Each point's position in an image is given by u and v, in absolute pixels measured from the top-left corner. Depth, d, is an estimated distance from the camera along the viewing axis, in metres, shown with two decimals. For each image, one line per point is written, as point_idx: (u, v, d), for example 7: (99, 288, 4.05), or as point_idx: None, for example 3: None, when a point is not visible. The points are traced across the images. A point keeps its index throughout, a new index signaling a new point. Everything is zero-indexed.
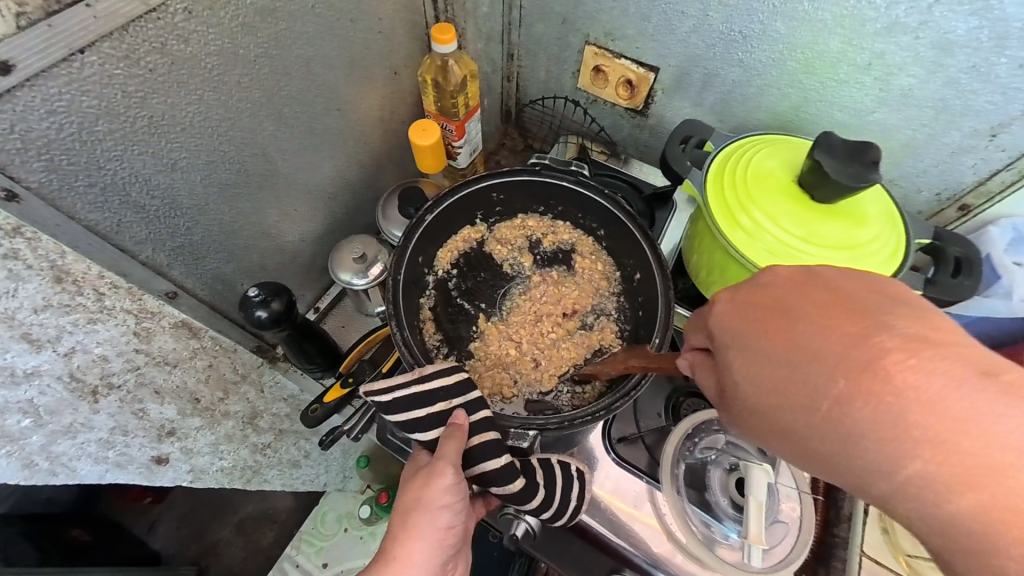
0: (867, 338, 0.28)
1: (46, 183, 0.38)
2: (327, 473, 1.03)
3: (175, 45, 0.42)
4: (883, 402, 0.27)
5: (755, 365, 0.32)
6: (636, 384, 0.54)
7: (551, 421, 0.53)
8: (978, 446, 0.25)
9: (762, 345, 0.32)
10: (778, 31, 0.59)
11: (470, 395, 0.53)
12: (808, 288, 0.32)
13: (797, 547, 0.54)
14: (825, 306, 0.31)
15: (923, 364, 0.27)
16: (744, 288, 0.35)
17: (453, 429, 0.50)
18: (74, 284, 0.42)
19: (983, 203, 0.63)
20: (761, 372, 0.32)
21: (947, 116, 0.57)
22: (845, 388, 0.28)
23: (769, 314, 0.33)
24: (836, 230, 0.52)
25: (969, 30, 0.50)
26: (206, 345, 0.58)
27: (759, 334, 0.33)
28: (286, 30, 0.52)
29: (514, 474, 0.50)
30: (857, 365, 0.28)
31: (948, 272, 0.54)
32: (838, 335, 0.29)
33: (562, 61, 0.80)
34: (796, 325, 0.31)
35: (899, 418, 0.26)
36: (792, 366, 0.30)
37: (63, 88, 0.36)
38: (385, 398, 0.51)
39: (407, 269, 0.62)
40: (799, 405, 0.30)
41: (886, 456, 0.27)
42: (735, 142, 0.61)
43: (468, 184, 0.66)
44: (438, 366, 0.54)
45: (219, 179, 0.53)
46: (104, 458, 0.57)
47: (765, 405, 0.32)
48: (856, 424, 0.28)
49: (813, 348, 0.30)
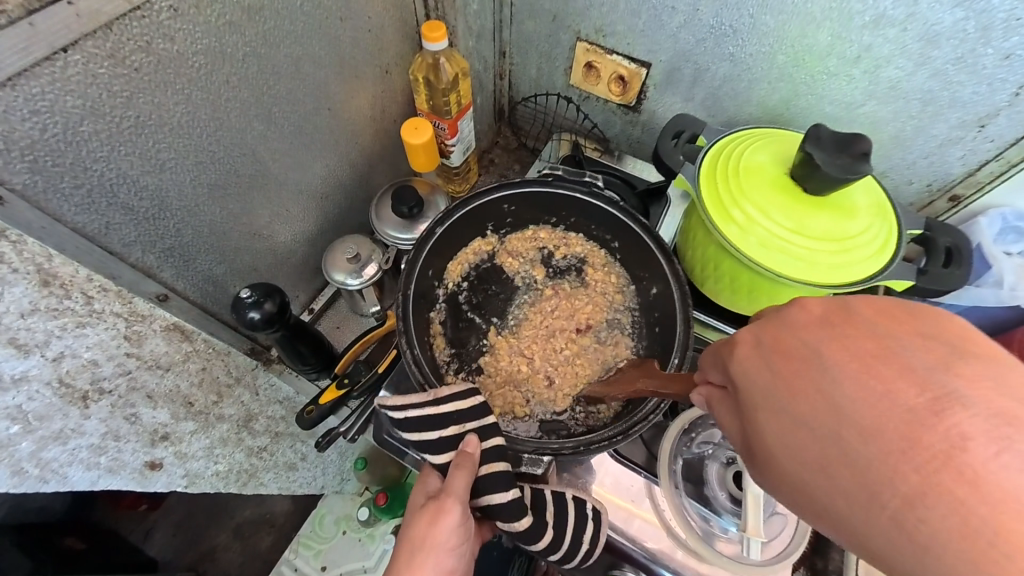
0: (934, 416, 0.21)
1: (30, 185, 0.38)
2: (324, 475, 1.02)
3: (161, 43, 0.41)
4: (966, 509, 0.20)
5: (788, 434, 0.26)
6: (648, 415, 0.52)
7: (567, 445, 0.53)
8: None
9: (794, 409, 0.26)
10: (767, 25, 0.59)
11: (485, 420, 0.52)
12: (852, 337, 0.25)
13: (795, 541, 0.54)
14: (875, 363, 0.24)
15: (1017, 457, 0.20)
16: (769, 329, 0.30)
17: (461, 459, 0.50)
18: (62, 287, 0.41)
19: (973, 193, 0.63)
20: (797, 444, 0.25)
21: (934, 108, 0.58)
22: (911, 483, 0.21)
23: (803, 368, 0.26)
24: (827, 222, 0.52)
25: (955, 22, 0.50)
26: (198, 348, 0.58)
27: (788, 394, 0.26)
28: (274, 28, 0.51)
29: (520, 512, 0.50)
30: (922, 454, 0.21)
31: (938, 263, 0.55)
32: (898, 407, 0.22)
33: (553, 58, 0.80)
34: (835, 388, 0.24)
35: (989, 533, 0.19)
36: (837, 444, 0.24)
37: (46, 88, 0.36)
38: (398, 414, 0.51)
39: (417, 283, 0.61)
40: (849, 494, 0.23)
41: None
42: (722, 138, 0.61)
43: (480, 195, 0.64)
44: (455, 388, 0.53)
45: (208, 180, 0.52)
46: (96, 465, 0.56)
47: (802, 485, 0.25)
48: (928, 533, 0.21)
49: (863, 422, 0.23)
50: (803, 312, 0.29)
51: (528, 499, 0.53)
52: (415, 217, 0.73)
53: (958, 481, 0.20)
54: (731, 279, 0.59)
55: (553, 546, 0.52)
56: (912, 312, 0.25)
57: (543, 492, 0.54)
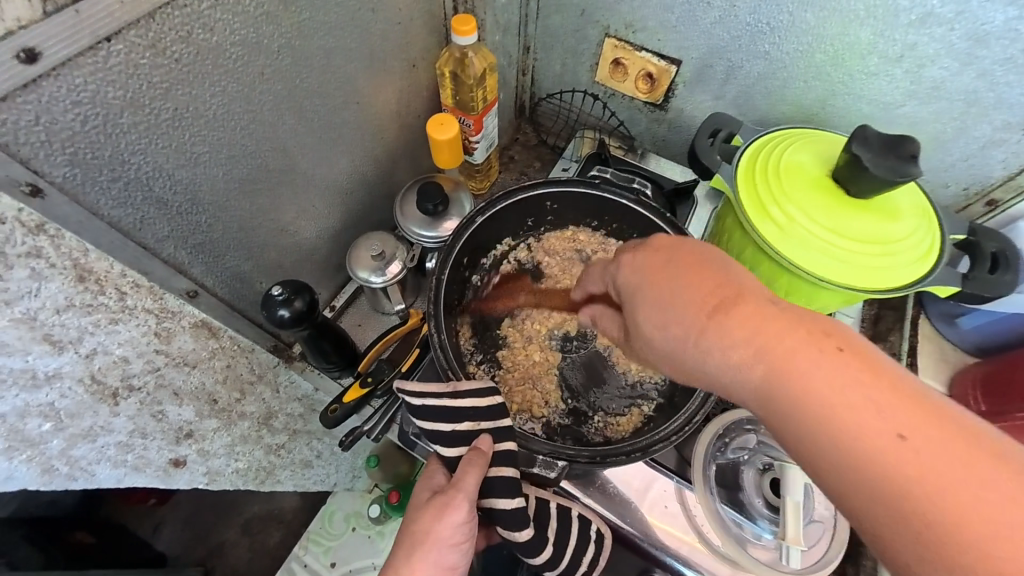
0: (722, 288, 0.37)
1: (70, 178, 0.36)
2: (337, 473, 1.01)
3: (201, 34, 0.40)
4: (732, 328, 0.35)
5: (646, 309, 0.39)
6: (668, 438, 0.51)
7: (584, 453, 0.51)
8: (812, 385, 0.32)
9: (657, 293, 0.39)
10: (807, 22, 0.58)
11: (500, 422, 0.52)
12: (694, 253, 0.39)
13: (833, 546, 0.54)
14: (699, 264, 0.38)
15: (758, 309, 0.35)
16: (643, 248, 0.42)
17: (473, 455, 0.49)
18: (96, 283, 0.40)
19: (1011, 198, 0.63)
20: (656, 319, 0.38)
21: (978, 110, 0.57)
22: (704, 321, 0.36)
23: (656, 266, 0.40)
24: (868, 224, 0.51)
25: (1006, 21, 0.49)
26: (225, 346, 0.57)
27: (655, 286, 0.39)
28: (308, 19, 0.50)
29: (521, 523, 0.49)
30: (714, 305, 0.36)
31: (984, 269, 0.54)
32: (700, 283, 0.37)
33: (579, 54, 0.79)
34: (678, 278, 0.38)
35: (741, 342, 0.35)
36: (668, 305, 0.38)
37: (88, 78, 0.35)
38: (415, 401, 0.51)
39: (451, 270, 0.61)
40: (678, 330, 0.37)
41: (728, 364, 0.35)
42: (774, 131, 0.60)
43: (525, 189, 0.63)
44: (474, 384, 0.52)
45: (239, 174, 0.51)
46: (122, 462, 0.56)
47: (647, 332, 0.39)
48: (722, 357, 0.35)
49: (682, 292, 0.37)
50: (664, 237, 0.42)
51: (533, 510, 0.52)
52: (439, 215, 0.71)
53: (731, 314, 0.35)
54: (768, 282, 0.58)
55: (552, 563, 0.52)
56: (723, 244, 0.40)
57: (549, 504, 0.53)
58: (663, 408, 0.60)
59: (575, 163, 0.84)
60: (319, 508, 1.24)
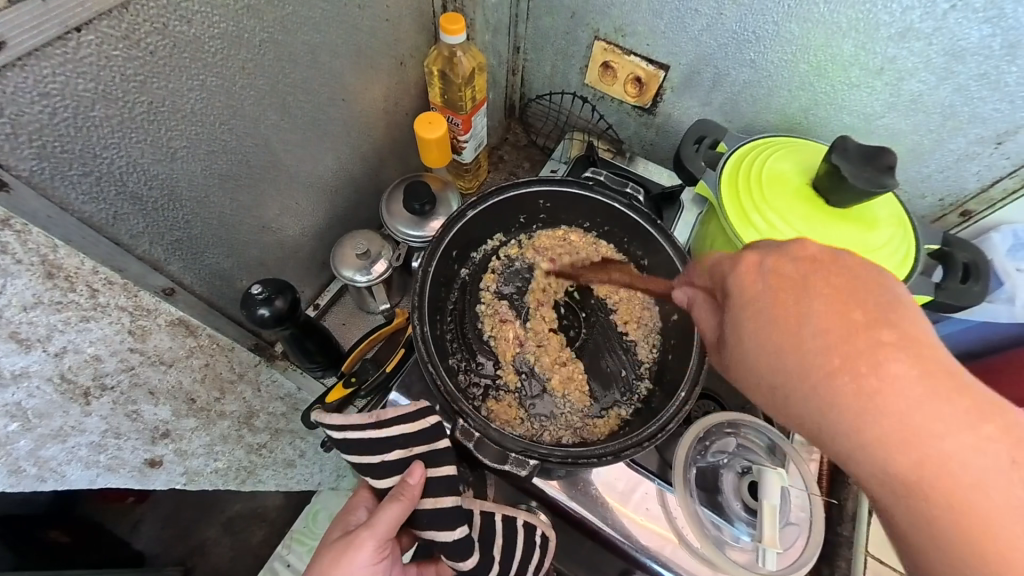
0: (862, 328, 0.30)
1: (38, 172, 0.36)
2: (321, 472, 0.96)
3: (178, 26, 0.39)
4: (862, 386, 0.29)
5: (755, 332, 0.33)
6: (642, 442, 0.52)
7: (556, 453, 0.52)
8: (926, 433, 0.28)
9: (775, 314, 0.33)
10: (791, 32, 0.58)
11: (434, 444, 0.52)
12: (837, 271, 0.33)
13: (808, 549, 0.55)
14: (843, 293, 0.31)
15: (902, 362, 0.29)
16: (771, 254, 0.35)
17: (399, 491, 0.50)
18: (66, 280, 0.39)
19: (985, 209, 0.64)
20: (761, 345, 0.33)
21: (954, 123, 0.58)
22: (833, 365, 0.30)
23: (784, 285, 0.33)
24: (846, 234, 0.53)
25: (981, 38, 0.51)
26: (203, 343, 0.56)
27: (770, 303, 0.33)
28: (292, 14, 0.49)
29: (466, 554, 0.51)
30: (848, 352, 0.30)
31: (957, 278, 0.55)
32: (841, 319, 0.31)
33: (569, 56, 0.79)
34: (807, 305, 0.32)
35: (867, 398, 0.29)
36: (794, 336, 0.31)
37: (56, 69, 0.34)
38: (337, 435, 0.50)
39: (439, 264, 0.61)
40: (795, 369, 0.31)
41: (846, 422, 0.30)
42: (762, 138, 0.61)
43: (519, 187, 0.64)
44: (401, 412, 0.52)
45: (220, 170, 0.50)
46: (94, 463, 0.55)
47: (756, 359, 0.33)
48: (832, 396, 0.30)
49: (815, 323, 0.31)
50: (806, 249, 0.35)
51: (478, 521, 0.53)
52: (427, 214, 0.70)
53: (863, 365, 0.29)
54: None
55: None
56: (874, 269, 0.33)
57: (494, 518, 0.54)
58: (641, 412, 0.61)
59: (564, 164, 0.85)
60: (303, 506, 1.22)
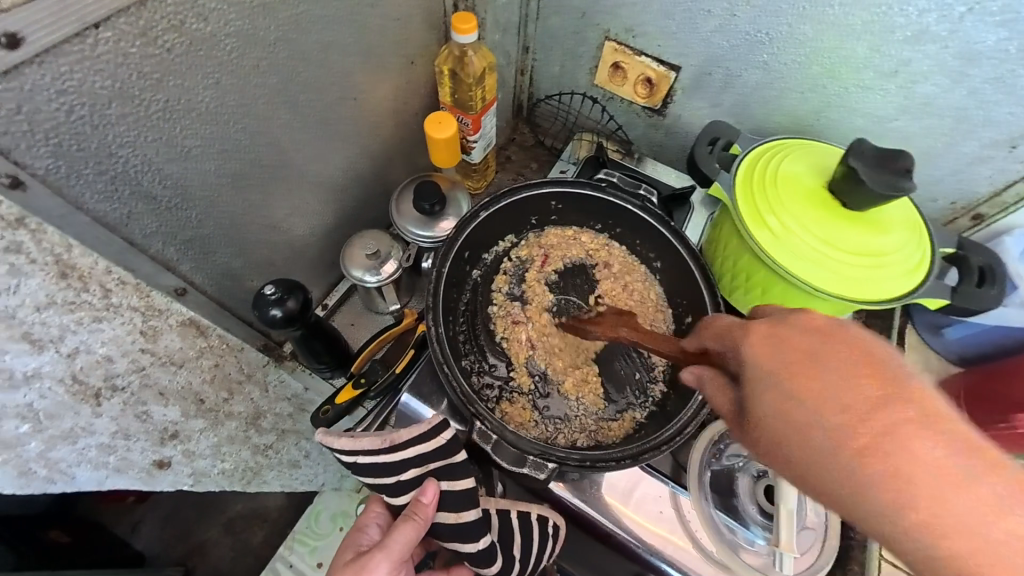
0: (886, 406, 0.28)
1: (53, 171, 0.35)
2: (325, 473, 0.95)
3: (194, 23, 0.39)
4: (896, 472, 0.27)
5: (777, 410, 0.31)
6: (659, 446, 0.52)
7: (573, 456, 0.52)
8: (971, 519, 0.26)
9: (797, 393, 0.30)
10: (804, 34, 0.58)
11: (451, 460, 0.51)
12: (849, 344, 0.31)
13: (823, 554, 0.55)
14: (860, 367, 0.30)
15: (927, 442, 0.27)
16: (784, 328, 0.33)
17: (415, 510, 0.51)
18: (79, 280, 0.38)
19: (996, 213, 0.64)
20: (785, 426, 0.30)
21: (967, 126, 0.58)
22: (863, 449, 0.28)
23: (801, 361, 0.31)
24: (863, 236, 0.52)
25: (997, 41, 0.50)
26: (213, 344, 0.55)
27: (793, 384, 0.31)
28: (306, 12, 0.49)
29: (488, 559, 0.53)
30: (876, 435, 0.28)
31: (973, 282, 0.55)
32: (864, 397, 0.29)
33: (579, 56, 0.78)
34: (830, 383, 0.30)
35: (899, 482, 0.27)
36: (820, 417, 0.29)
37: (74, 66, 0.33)
38: (348, 461, 0.50)
39: (452, 265, 0.61)
40: (824, 453, 0.29)
41: (882, 508, 0.27)
42: (774, 139, 0.61)
43: (531, 188, 0.64)
44: (413, 433, 0.51)
45: (231, 170, 0.50)
46: (103, 464, 0.54)
47: (781, 442, 0.31)
48: (865, 485, 0.28)
49: (840, 402, 0.29)
50: (809, 319, 0.33)
51: (495, 522, 0.54)
52: (436, 214, 0.70)
53: (895, 447, 0.27)
54: (765, 289, 0.58)
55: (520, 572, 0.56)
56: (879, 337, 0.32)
57: (509, 514, 0.55)
58: (655, 415, 0.61)
59: (573, 165, 0.84)
60: (305, 507, 1.22)
